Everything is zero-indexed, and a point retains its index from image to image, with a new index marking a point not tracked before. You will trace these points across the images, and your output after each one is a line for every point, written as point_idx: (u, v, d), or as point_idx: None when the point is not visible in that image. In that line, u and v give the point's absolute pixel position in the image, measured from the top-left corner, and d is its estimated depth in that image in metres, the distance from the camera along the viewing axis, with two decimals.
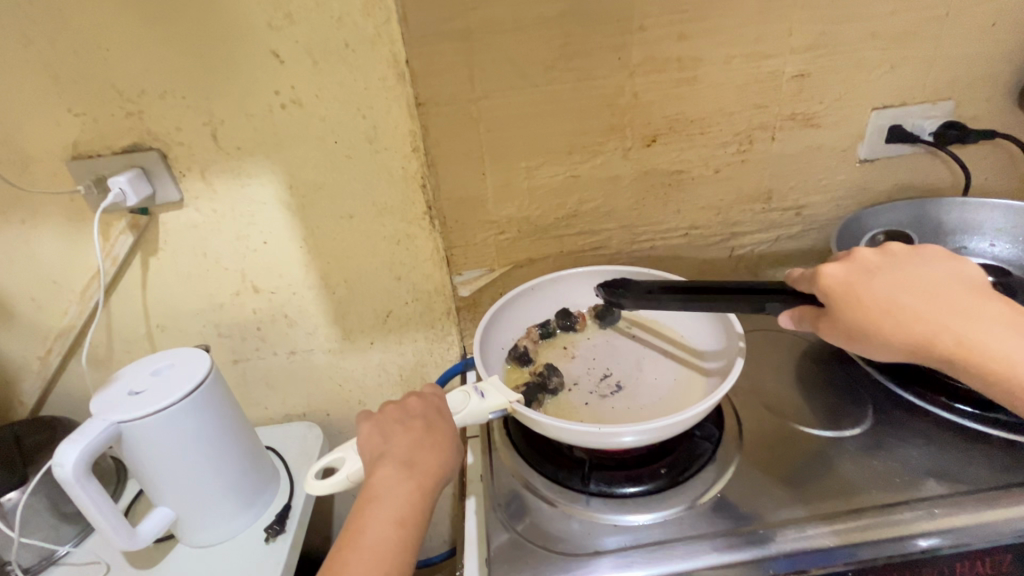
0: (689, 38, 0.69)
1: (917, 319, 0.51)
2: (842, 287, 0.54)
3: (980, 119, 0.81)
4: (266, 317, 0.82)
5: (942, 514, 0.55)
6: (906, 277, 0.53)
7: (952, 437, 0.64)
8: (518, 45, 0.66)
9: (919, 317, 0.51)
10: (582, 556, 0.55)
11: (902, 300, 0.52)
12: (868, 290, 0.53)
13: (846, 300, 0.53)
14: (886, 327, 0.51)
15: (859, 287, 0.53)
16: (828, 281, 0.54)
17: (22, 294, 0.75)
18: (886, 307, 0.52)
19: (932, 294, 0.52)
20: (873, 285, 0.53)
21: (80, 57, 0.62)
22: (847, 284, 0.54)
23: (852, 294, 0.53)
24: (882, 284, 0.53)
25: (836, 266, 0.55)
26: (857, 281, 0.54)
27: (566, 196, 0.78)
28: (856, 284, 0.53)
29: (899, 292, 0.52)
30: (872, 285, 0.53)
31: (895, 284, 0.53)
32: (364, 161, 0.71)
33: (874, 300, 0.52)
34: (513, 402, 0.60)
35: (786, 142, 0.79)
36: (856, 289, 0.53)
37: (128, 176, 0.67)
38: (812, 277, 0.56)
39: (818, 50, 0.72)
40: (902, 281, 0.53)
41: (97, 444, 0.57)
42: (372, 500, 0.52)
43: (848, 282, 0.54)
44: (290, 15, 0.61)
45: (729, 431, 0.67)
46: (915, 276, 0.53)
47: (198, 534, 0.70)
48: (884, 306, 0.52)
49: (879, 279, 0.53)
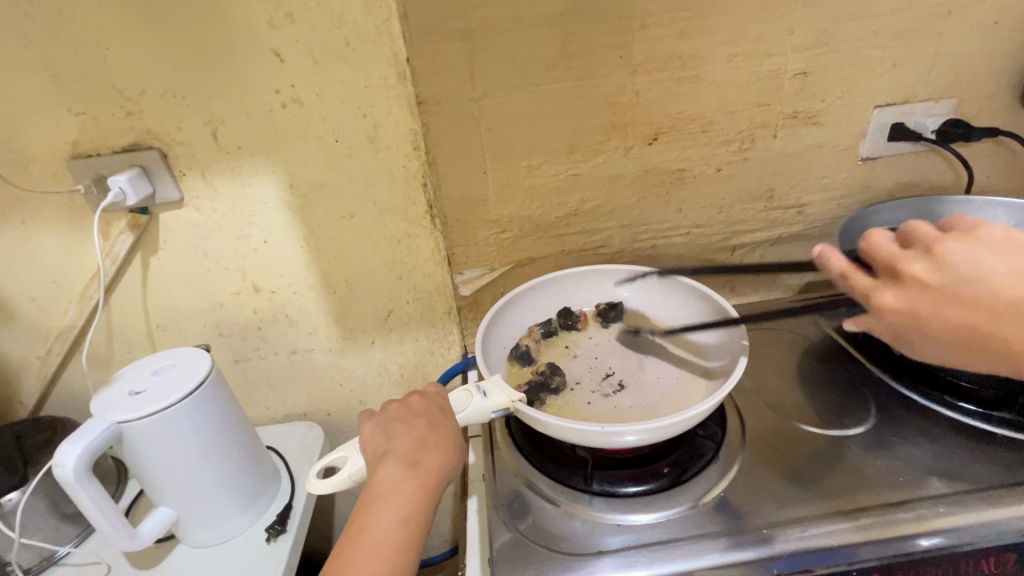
0: (690, 36, 0.68)
1: (997, 342, 0.49)
2: (911, 319, 0.52)
3: (982, 117, 0.81)
4: (266, 317, 0.82)
5: (945, 513, 0.55)
6: (981, 296, 0.49)
7: (955, 436, 0.63)
8: (519, 43, 0.66)
9: (997, 341, 0.49)
10: (584, 555, 0.55)
11: (977, 325, 0.49)
12: (942, 321, 0.50)
13: (917, 331, 0.52)
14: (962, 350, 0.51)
15: (929, 318, 0.51)
16: (890, 314, 0.53)
17: (22, 294, 0.75)
18: (961, 335, 0.50)
19: (1009, 314, 0.48)
20: (942, 317, 0.50)
21: (80, 56, 0.61)
22: (916, 316, 0.51)
23: (924, 325, 0.51)
24: (954, 311, 0.50)
25: (896, 297, 0.52)
26: (925, 313, 0.51)
27: (567, 195, 0.78)
28: (925, 314, 0.51)
29: (975, 317, 0.49)
30: (942, 315, 0.50)
31: (969, 310, 0.49)
32: (364, 160, 0.70)
33: (948, 330, 0.50)
34: (515, 401, 0.59)
35: (788, 141, 0.78)
36: (927, 321, 0.51)
37: (128, 176, 0.66)
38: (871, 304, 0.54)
39: (820, 48, 0.72)
40: (977, 304, 0.49)
41: (98, 443, 0.57)
42: (375, 499, 0.52)
43: (915, 314, 0.51)
44: (290, 13, 0.61)
45: (731, 430, 0.67)
46: (987, 296, 0.49)
47: (199, 534, 0.70)
48: (958, 336, 0.50)
49: (951, 306, 0.50)
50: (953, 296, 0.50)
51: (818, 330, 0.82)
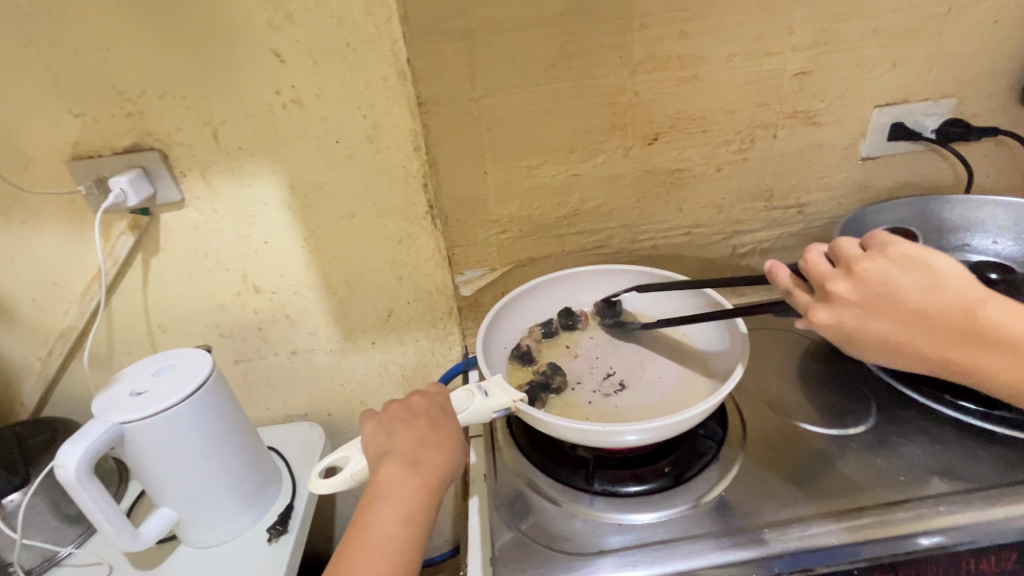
0: (690, 36, 0.68)
1: (923, 354, 0.50)
2: (840, 335, 0.53)
3: (982, 116, 0.81)
4: (267, 317, 0.82)
5: (946, 512, 0.55)
6: (901, 313, 0.50)
7: (955, 435, 0.63)
8: (519, 43, 0.66)
9: (923, 355, 0.50)
10: (586, 555, 0.55)
11: (901, 339, 0.51)
12: (869, 335, 0.51)
13: (850, 345, 0.53)
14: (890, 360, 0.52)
15: (857, 333, 0.52)
16: (823, 329, 0.53)
17: (23, 295, 0.75)
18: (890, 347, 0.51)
19: (928, 328, 0.50)
20: (867, 330, 0.51)
21: (80, 56, 0.62)
22: (845, 332, 0.52)
23: (855, 339, 0.52)
24: (877, 326, 0.51)
25: (825, 313, 0.53)
26: (853, 329, 0.52)
27: (567, 195, 0.78)
28: (853, 330, 0.52)
29: (897, 331, 0.51)
30: (867, 330, 0.51)
31: (890, 326, 0.51)
32: (365, 161, 0.71)
33: (876, 343, 0.51)
34: (517, 401, 0.60)
35: (788, 140, 0.79)
36: (856, 336, 0.52)
37: (129, 176, 0.66)
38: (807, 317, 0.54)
39: (820, 48, 0.72)
40: (896, 320, 0.50)
41: (99, 444, 0.57)
42: (377, 498, 0.52)
43: (844, 331, 0.52)
44: (290, 14, 0.61)
45: (732, 430, 0.67)
46: (904, 312, 0.50)
47: (200, 534, 0.70)
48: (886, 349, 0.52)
49: (875, 322, 0.51)
50: (875, 311, 0.51)
51: None
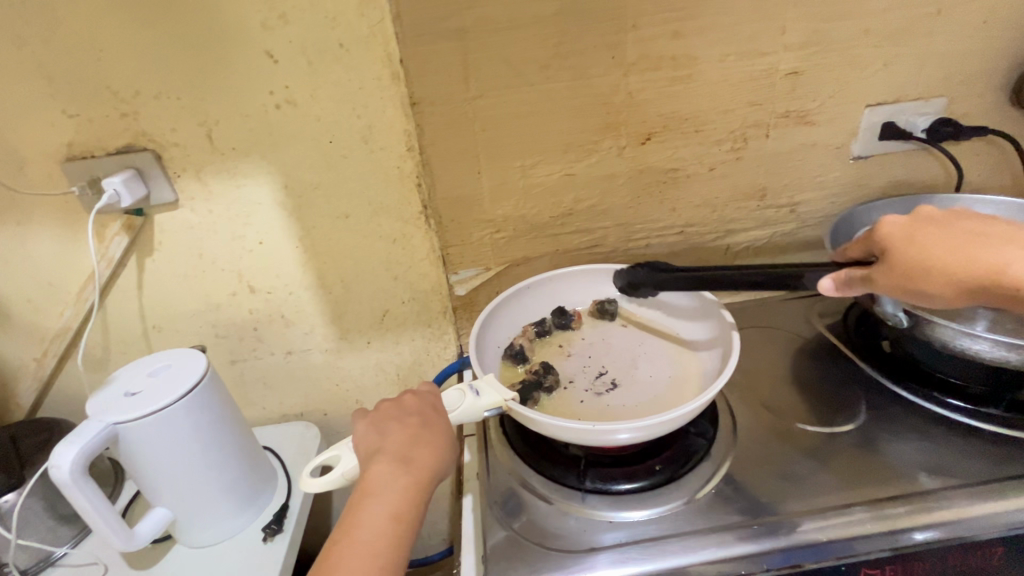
0: (683, 36, 0.69)
1: (981, 257, 0.53)
2: (908, 230, 0.56)
3: (974, 115, 0.81)
4: (262, 317, 0.82)
5: (934, 508, 0.55)
6: (963, 228, 0.56)
7: (945, 431, 0.64)
8: (512, 44, 0.66)
9: (979, 259, 0.53)
10: (577, 553, 0.55)
11: (960, 245, 0.54)
12: (932, 238, 0.55)
13: (908, 247, 0.55)
14: (943, 269, 0.53)
15: (919, 234, 0.55)
16: (888, 227, 0.57)
17: (18, 295, 0.75)
18: (946, 251, 0.54)
19: (985, 241, 0.54)
20: (934, 234, 0.55)
21: (74, 57, 0.62)
22: (909, 231, 0.56)
23: (914, 240, 0.55)
24: (939, 232, 0.55)
25: (898, 217, 0.58)
26: (918, 229, 0.56)
27: (561, 194, 0.78)
28: (917, 230, 0.56)
29: (958, 238, 0.55)
30: (929, 233, 0.55)
31: (952, 232, 0.55)
32: (359, 161, 0.71)
33: (935, 245, 0.54)
34: (508, 400, 0.60)
35: (781, 140, 0.79)
36: (918, 237, 0.55)
37: (123, 177, 0.66)
38: (873, 231, 0.58)
39: (812, 47, 0.72)
40: (958, 231, 0.55)
41: (94, 444, 0.57)
42: (368, 496, 0.53)
43: (909, 230, 0.56)
44: (285, 14, 0.61)
45: (724, 427, 0.67)
46: (966, 229, 0.56)
47: (195, 533, 0.70)
48: (943, 251, 0.54)
49: (939, 228, 0.56)
50: (949, 227, 0.56)
51: (811, 328, 0.82)
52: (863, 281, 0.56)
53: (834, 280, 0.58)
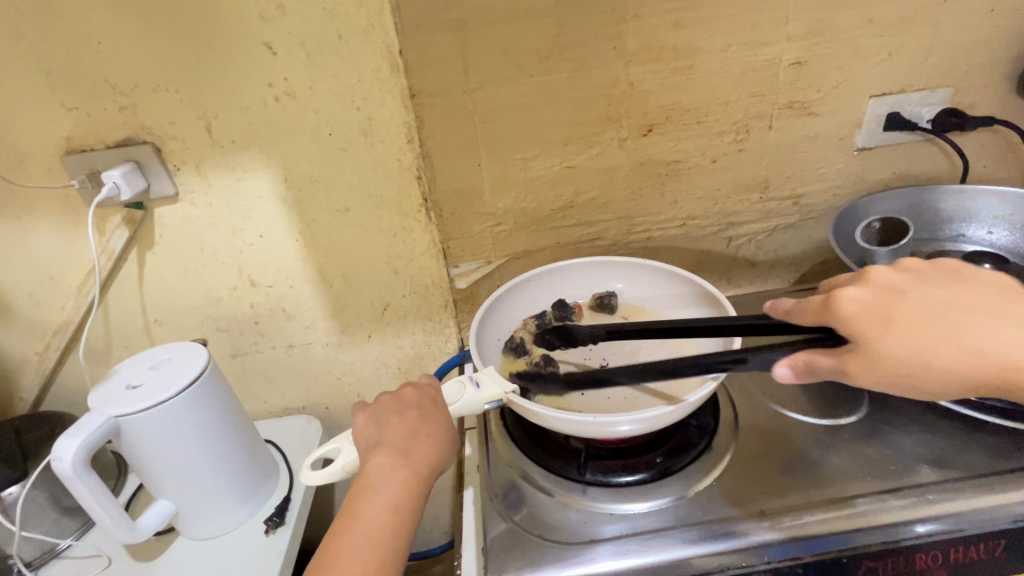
0: (684, 26, 0.68)
1: (965, 340, 0.48)
2: (874, 311, 0.50)
3: (979, 105, 0.80)
4: (263, 311, 0.82)
5: (935, 500, 0.55)
6: (933, 296, 0.50)
7: (947, 424, 0.64)
8: (511, 35, 0.65)
9: (964, 341, 0.47)
10: (577, 544, 0.55)
11: (939, 329, 0.48)
12: (909, 319, 0.48)
13: (878, 335, 0.49)
14: (932, 357, 0.47)
15: (893, 313, 0.49)
16: (852, 305, 0.50)
17: (20, 289, 0.75)
18: (929, 335, 0.48)
19: (961, 314, 0.49)
20: (901, 317, 0.49)
21: (72, 51, 0.61)
22: (880, 308, 0.49)
23: (890, 321, 0.49)
24: (912, 312, 0.49)
25: (858, 290, 0.51)
26: (889, 306, 0.49)
27: (561, 186, 0.78)
28: (887, 308, 0.49)
29: (933, 318, 0.49)
30: (904, 312, 0.49)
31: (926, 306, 0.49)
32: (358, 154, 0.70)
33: (918, 329, 0.48)
34: (509, 393, 0.60)
35: (783, 131, 0.78)
36: (893, 317, 0.49)
37: (122, 171, 0.66)
38: (830, 304, 0.52)
39: (815, 37, 0.72)
40: (932, 303, 0.49)
41: (94, 437, 0.57)
42: (367, 488, 0.53)
43: (876, 307, 0.50)
44: (282, 6, 0.61)
45: (725, 420, 0.67)
46: (937, 299, 0.50)
47: (198, 525, 0.71)
48: (928, 335, 0.48)
49: (911, 301, 0.50)
50: (916, 303, 0.50)
51: None
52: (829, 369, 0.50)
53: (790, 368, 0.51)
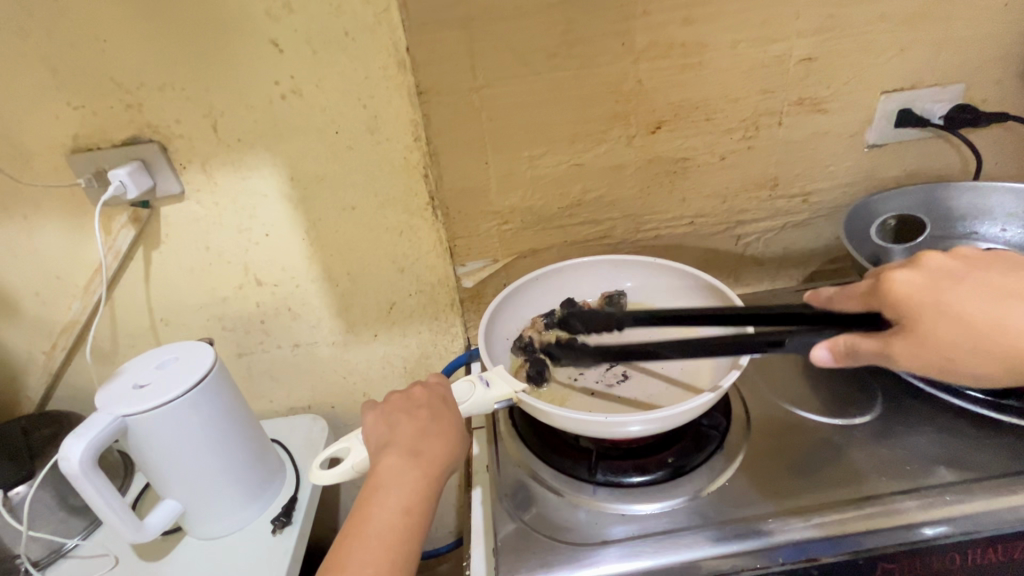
0: (693, 22, 0.67)
1: (1018, 328, 0.48)
2: (928, 292, 0.50)
3: (992, 101, 0.79)
4: (269, 310, 0.81)
5: (952, 501, 0.54)
6: (985, 283, 0.51)
7: (961, 423, 0.63)
8: (519, 31, 0.65)
9: (1017, 328, 0.48)
10: (588, 546, 0.55)
11: (992, 314, 0.49)
12: (963, 302, 0.49)
13: (931, 316, 0.49)
14: (983, 339, 0.48)
15: (947, 295, 0.50)
16: (904, 286, 0.51)
17: (26, 289, 0.75)
18: (981, 319, 0.48)
19: (1013, 301, 0.49)
20: (954, 300, 0.49)
21: (78, 49, 0.61)
22: (932, 289, 0.50)
23: (943, 303, 0.49)
24: (964, 295, 0.50)
25: (913, 272, 0.52)
26: (942, 289, 0.50)
27: (569, 184, 0.77)
28: (939, 292, 0.50)
29: (985, 302, 0.49)
30: (958, 294, 0.50)
31: (978, 292, 0.50)
32: (365, 152, 0.70)
33: (969, 313, 0.49)
34: (519, 392, 0.59)
35: (793, 128, 0.77)
36: (946, 298, 0.49)
37: (128, 169, 0.66)
38: (883, 285, 0.52)
39: (826, 33, 0.71)
40: (984, 290, 0.50)
41: (103, 436, 0.57)
42: (377, 489, 0.52)
43: (929, 288, 0.50)
44: (289, 3, 0.60)
45: (735, 419, 0.67)
46: (990, 285, 0.51)
47: (205, 525, 0.70)
48: (979, 319, 0.48)
49: (965, 285, 0.50)
50: (970, 287, 0.50)
51: None
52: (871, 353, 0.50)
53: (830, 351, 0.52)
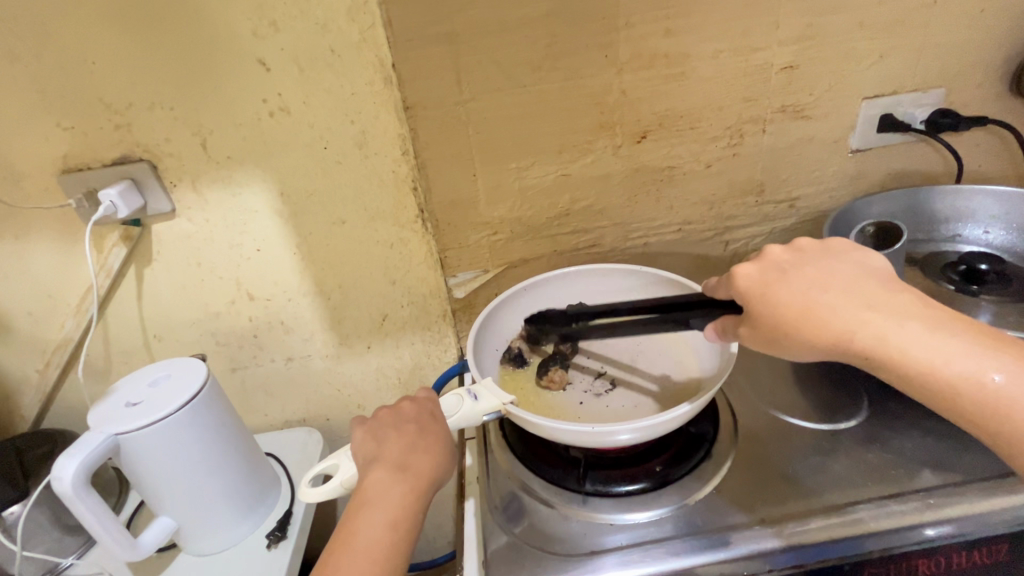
0: (675, 34, 0.68)
1: (836, 316, 0.48)
2: (761, 282, 0.52)
3: (973, 105, 0.80)
4: (262, 324, 0.82)
5: (938, 504, 0.55)
6: (816, 273, 0.51)
7: (948, 426, 0.64)
8: (503, 45, 0.66)
9: (830, 317, 0.48)
10: (580, 556, 0.55)
11: (818, 300, 0.49)
12: (783, 291, 0.50)
13: (767, 307, 0.50)
14: (802, 329, 0.49)
15: (772, 287, 0.51)
16: (743, 281, 0.52)
17: (17, 308, 0.75)
18: (802, 309, 0.49)
19: (836, 292, 0.49)
20: (787, 292, 0.50)
21: (67, 71, 0.62)
22: (762, 282, 0.52)
23: (769, 296, 0.50)
24: (794, 282, 0.51)
25: (750, 265, 0.53)
26: (771, 280, 0.51)
27: (557, 195, 0.78)
28: (769, 283, 0.51)
29: (815, 292, 0.49)
30: (783, 286, 0.51)
31: (803, 282, 0.50)
32: (353, 166, 0.71)
33: (788, 302, 0.50)
34: (507, 403, 0.60)
35: (777, 135, 0.78)
36: (772, 290, 0.51)
37: (119, 189, 0.67)
38: (728, 279, 0.54)
39: (807, 42, 0.72)
40: (810, 280, 0.50)
41: (95, 456, 0.57)
42: (365, 505, 0.52)
43: (765, 280, 0.52)
44: (275, 22, 0.61)
45: (724, 427, 0.67)
46: (820, 273, 0.51)
47: (200, 542, 0.71)
48: (798, 307, 0.49)
49: (794, 276, 0.51)
50: (813, 284, 0.50)
51: None
52: (735, 335, 0.54)
53: (713, 330, 0.56)
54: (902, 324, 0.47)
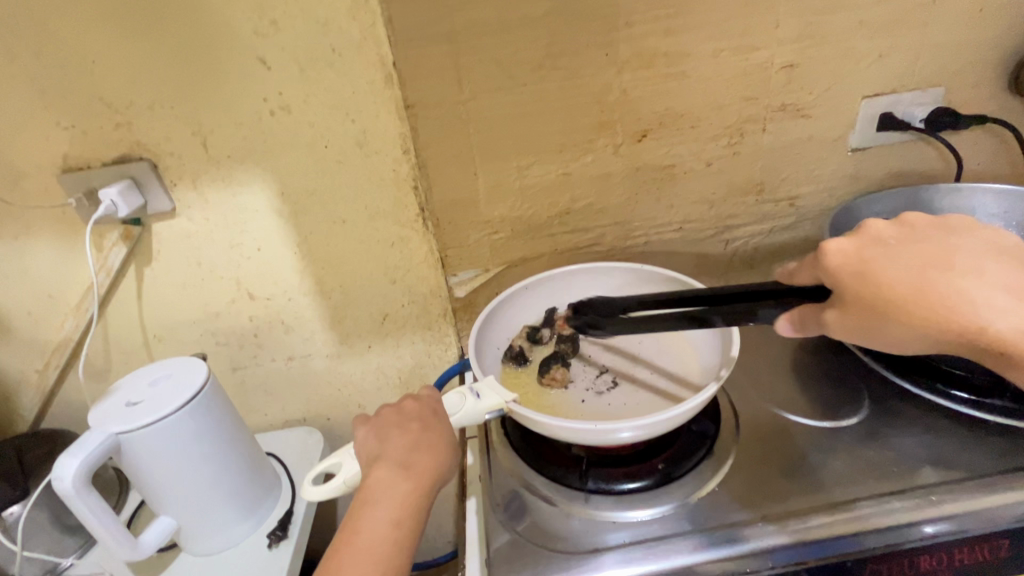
0: (675, 33, 0.68)
1: (948, 296, 0.47)
2: (857, 260, 0.50)
3: (972, 104, 0.81)
4: (262, 323, 0.82)
5: (939, 501, 0.55)
6: (919, 251, 0.50)
7: (948, 423, 0.64)
8: (504, 44, 0.66)
9: (944, 297, 0.47)
10: (581, 554, 0.55)
11: (927, 279, 0.48)
12: (889, 269, 0.49)
13: (868, 286, 0.49)
14: (913, 310, 0.47)
15: (873, 263, 0.49)
16: (836, 257, 0.51)
17: (17, 308, 0.75)
18: (912, 289, 0.48)
19: (943, 270, 0.48)
20: (889, 271, 0.49)
21: (67, 70, 0.62)
22: (858, 258, 0.50)
23: (869, 274, 0.49)
24: (895, 259, 0.49)
25: (843, 241, 0.52)
26: (870, 256, 0.50)
27: (557, 194, 0.78)
28: (868, 260, 0.50)
29: (927, 270, 0.48)
30: (886, 262, 0.49)
31: (912, 258, 0.49)
32: (353, 165, 0.71)
33: (897, 280, 0.48)
34: (509, 402, 0.59)
35: (777, 134, 0.79)
36: (873, 267, 0.49)
37: (119, 188, 0.66)
38: (817, 257, 0.52)
39: (806, 41, 0.72)
40: (915, 257, 0.49)
41: (96, 455, 0.57)
42: (367, 503, 0.52)
43: (861, 257, 0.50)
44: (276, 21, 0.61)
45: (726, 425, 0.67)
46: (924, 250, 0.50)
47: (200, 542, 0.70)
48: (909, 286, 0.48)
49: (899, 252, 0.50)
50: (918, 262, 0.49)
51: None
52: (819, 323, 0.51)
53: (789, 321, 0.53)
54: (1008, 301, 0.46)
